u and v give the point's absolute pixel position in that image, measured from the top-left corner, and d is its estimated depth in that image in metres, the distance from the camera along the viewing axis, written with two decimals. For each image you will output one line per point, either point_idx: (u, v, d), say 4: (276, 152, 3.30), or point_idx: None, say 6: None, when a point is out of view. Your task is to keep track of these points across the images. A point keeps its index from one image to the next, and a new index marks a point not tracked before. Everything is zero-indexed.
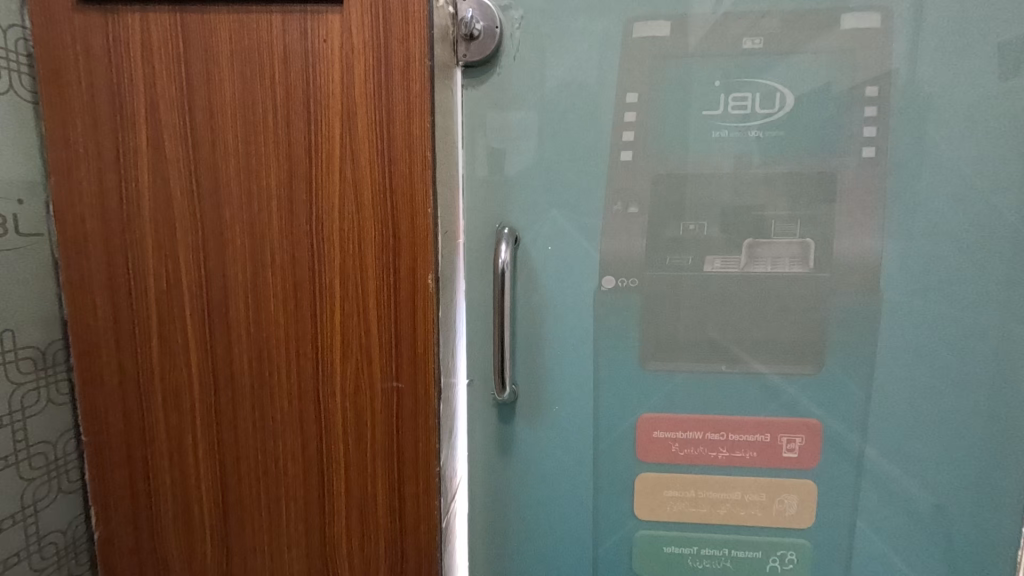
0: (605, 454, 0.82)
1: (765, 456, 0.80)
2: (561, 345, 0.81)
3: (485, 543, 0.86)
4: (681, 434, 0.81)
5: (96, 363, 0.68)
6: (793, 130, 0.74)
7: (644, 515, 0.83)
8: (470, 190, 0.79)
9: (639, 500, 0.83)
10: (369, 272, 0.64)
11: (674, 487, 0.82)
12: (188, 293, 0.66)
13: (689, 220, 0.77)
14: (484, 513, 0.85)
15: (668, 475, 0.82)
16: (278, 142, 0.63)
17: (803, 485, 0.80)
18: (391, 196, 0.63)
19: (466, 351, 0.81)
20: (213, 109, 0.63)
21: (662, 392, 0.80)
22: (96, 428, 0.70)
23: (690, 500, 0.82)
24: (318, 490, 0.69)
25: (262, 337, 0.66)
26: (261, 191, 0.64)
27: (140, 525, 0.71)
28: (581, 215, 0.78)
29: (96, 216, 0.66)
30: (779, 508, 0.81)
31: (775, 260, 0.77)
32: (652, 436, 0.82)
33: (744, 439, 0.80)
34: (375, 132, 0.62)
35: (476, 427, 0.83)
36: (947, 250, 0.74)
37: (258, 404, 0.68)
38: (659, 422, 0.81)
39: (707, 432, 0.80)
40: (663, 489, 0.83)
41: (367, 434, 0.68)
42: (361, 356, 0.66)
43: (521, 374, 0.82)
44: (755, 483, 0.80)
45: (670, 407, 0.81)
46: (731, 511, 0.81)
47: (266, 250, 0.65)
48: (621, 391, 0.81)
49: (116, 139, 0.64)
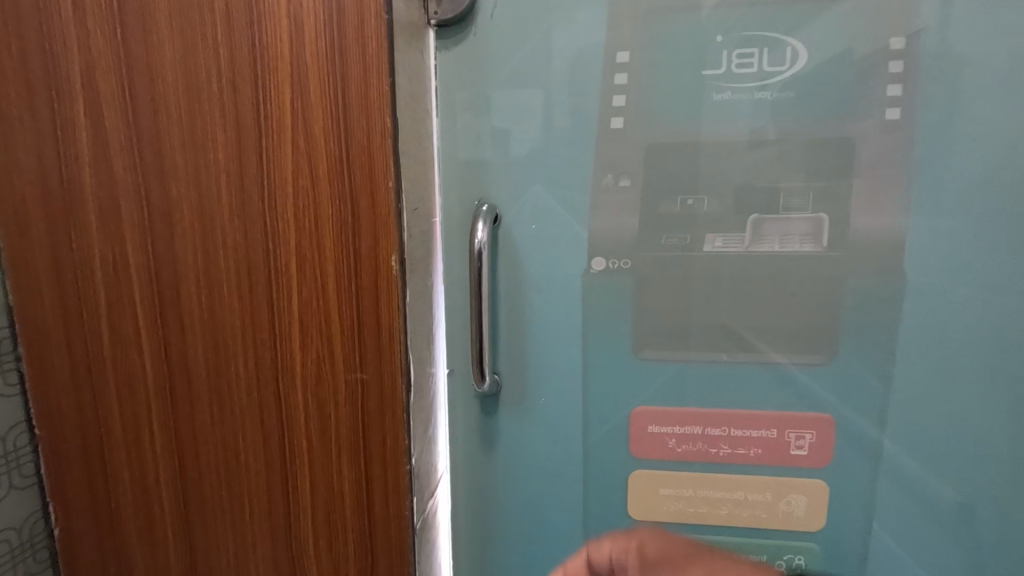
0: (595, 450, 0.76)
1: (771, 453, 0.73)
2: (548, 333, 0.74)
3: (470, 542, 0.81)
4: (679, 429, 0.74)
5: (48, 353, 0.65)
6: (806, 91, 0.66)
7: (638, 516, 0.77)
8: (446, 164, 0.72)
9: (633, 499, 0.77)
10: (327, 253, 0.58)
11: (671, 486, 0.76)
12: (137, 277, 0.61)
13: (688, 194, 0.69)
14: (468, 511, 0.80)
15: (664, 473, 0.75)
16: (223, 110, 0.57)
17: (814, 485, 0.73)
18: (349, 168, 0.57)
19: (445, 338, 0.75)
20: (153, 74, 0.57)
21: (657, 383, 0.74)
22: (51, 420, 0.66)
23: (688, 500, 0.75)
24: (282, 487, 0.64)
25: (216, 326, 0.61)
26: (208, 165, 0.58)
27: (99, 523, 0.68)
28: (568, 190, 0.71)
29: (38, 195, 0.61)
30: (786, 509, 0.74)
31: (784, 238, 0.69)
32: (647, 431, 0.75)
33: (748, 435, 0.73)
34: (329, 97, 0.55)
35: (457, 420, 0.78)
36: (980, 225, 0.66)
37: (216, 397, 0.63)
38: (655, 416, 0.74)
39: (707, 427, 0.73)
40: (658, 487, 0.76)
41: (332, 429, 0.62)
42: (322, 344, 0.60)
43: (505, 362, 0.76)
44: (759, 482, 0.74)
45: (666, 401, 0.74)
46: (733, 512, 0.75)
47: (217, 231, 0.59)
48: (614, 382, 0.75)
49: (54, 111, 0.59)
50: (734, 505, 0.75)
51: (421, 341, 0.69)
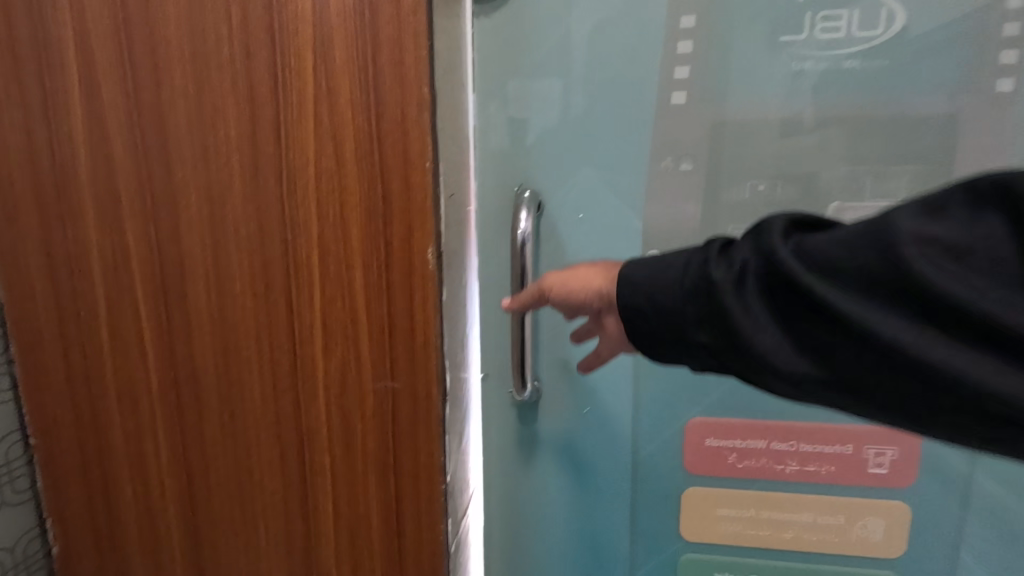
0: (644, 464, 0.69)
1: (844, 471, 0.65)
2: (594, 335, 0.66)
3: (503, 562, 0.74)
4: (739, 442, 0.66)
5: (42, 355, 0.58)
6: (902, 60, 0.56)
7: (691, 536, 0.70)
8: (484, 145, 0.64)
9: (685, 518, 0.69)
10: (354, 245, 0.51)
11: (729, 506, 0.68)
12: (139, 271, 0.54)
13: (757, 178, 0.61)
14: (502, 529, 0.73)
15: (721, 490, 0.68)
16: (235, 79, 0.49)
17: (894, 507, 0.65)
18: (379, 147, 0.49)
19: (480, 340, 0.68)
20: (155, 38, 0.49)
21: (717, 392, 0.66)
22: (47, 429, 0.60)
23: (747, 521, 0.68)
24: (301, 507, 0.57)
25: (227, 326, 0.54)
26: (218, 143, 0.51)
27: (100, 542, 0.62)
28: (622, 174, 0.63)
29: (28, 178, 0.54)
30: (859, 533, 0.67)
31: None
32: (704, 445, 0.67)
33: (819, 451, 0.65)
34: (357, 64, 0.48)
35: (491, 430, 0.71)
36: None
37: (227, 407, 0.56)
38: (713, 427, 0.67)
39: (772, 441, 0.66)
40: (714, 507, 0.68)
41: (358, 444, 0.55)
42: (347, 349, 0.53)
43: (546, 367, 0.68)
44: (829, 502, 0.66)
45: (727, 411, 0.66)
46: (797, 535, 0.67)
47: (228, 219, 0.52)
48: (668, 390, 0.67)
49: (44, 82, 0.52)
50: (800, 527, 0.67)
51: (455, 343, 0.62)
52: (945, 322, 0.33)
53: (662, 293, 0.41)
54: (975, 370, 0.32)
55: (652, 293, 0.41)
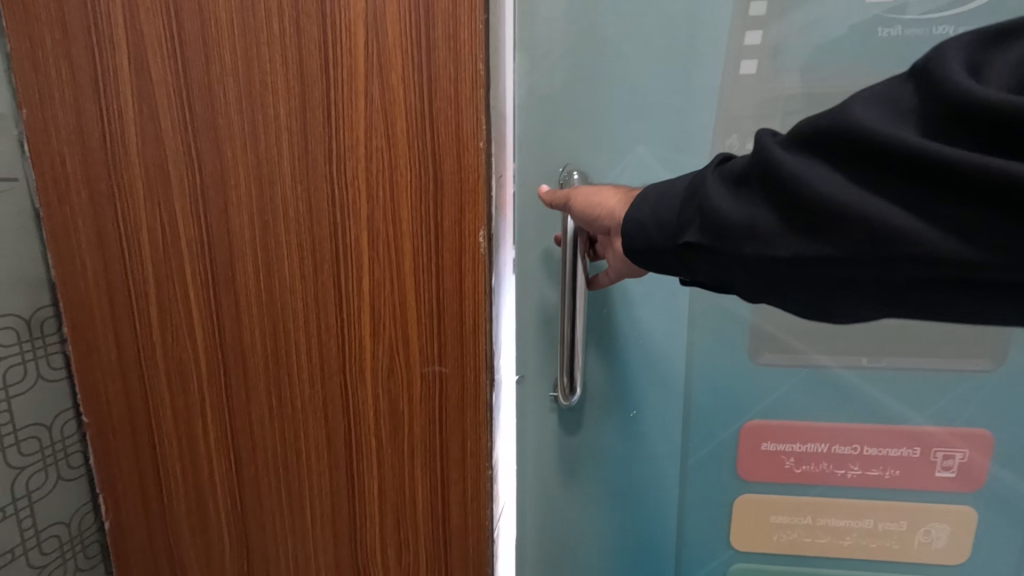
0: (695, 469, 0.68)
1: (909, 475, 0.64)
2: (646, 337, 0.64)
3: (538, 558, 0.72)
4: (798, 447, 0.65)
5: (93, 333, 0.58)
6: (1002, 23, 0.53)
7: (744, 547, 0.69)
8: (524, 121, 0.61)
9: (739, 525, 0.68)
10: (404, 227, 0.50)
11: (784, 513, 0.67)
12: (188, 252, 0.54)
13: None
14: (538, 523, 0.71)
15: (777, 497, 0.67)
16: (285, 55, 0.48)
17: (951, 503, 0.64)
18: (431, 125, 0.48)
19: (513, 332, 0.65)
20: (204, 13, 0.48)
21: (773, 394, 0.64)
22: (98, 406, 0.61)
23: (804, 529, 0.67)
24: (348, 490, 0.57)
25: (276, 308, 0.54)
26: (267, 121, 0.50)
27: (151, 518, 0.63)
28: (676, 157, 0.60)
29: (78, 157, 0.54)
30: (922, 539, 0.65)
31: None
32: (762, 450, 0.66)
33: (883, 455, 0.64)
34: (410, 38, 0.46)
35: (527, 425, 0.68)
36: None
37: (275, 390, 0.56)
38: (772, 433, 0.65)
39: (834, 445, 0.64)
40: (769, 514, 0.68)
41: (404, 427, 0.55)
42: (396, 333, 0.53)
43: (592, 363, 0.65)
44: (893, 509, 0.65)
45: (784, 415, 0.64)
46: (857, 542, 0.67)
47: (276, 199, 0.51)
48: (723, 393, 0.65)
49: (93, 59, 0.51)
50: (858, 533, 0.67)
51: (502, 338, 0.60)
52: (947, 203, 0.31)
53: (666, 210, 0.43)
54: (966, 248, 0.31)
55: (655, 212, 0.43)
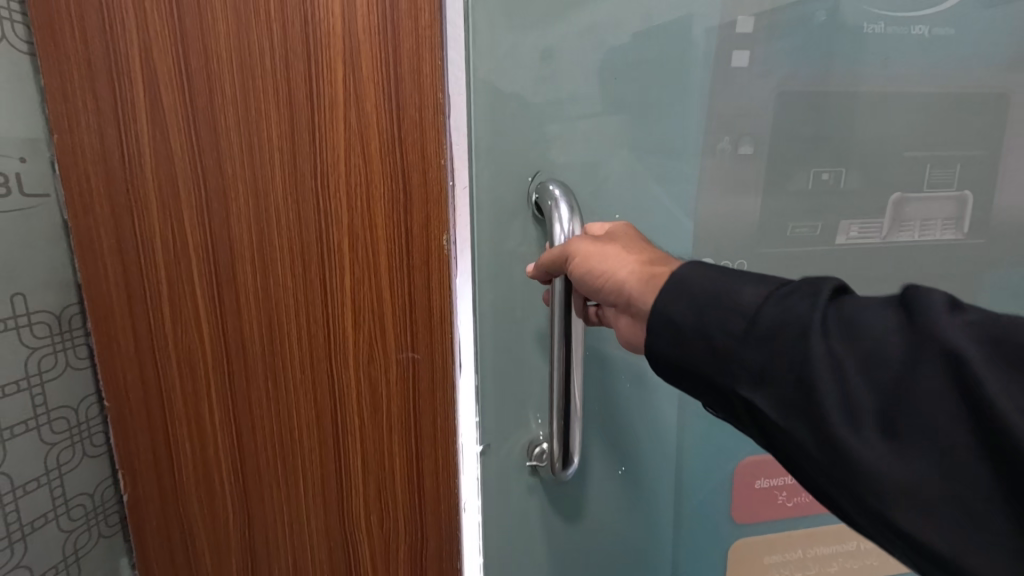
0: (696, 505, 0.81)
1: None
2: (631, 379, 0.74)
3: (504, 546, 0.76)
4: (784, 482, 0.83)
5: (114, 327, 0.67)
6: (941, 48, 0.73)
7: None
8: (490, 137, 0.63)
9: (741, 565, 0.85)
10: (379, 232, 0.58)
11: (779, 553, 0.86)
12: (196, 254, 0.63)
13: (825, 170, 0.75)
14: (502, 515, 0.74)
15: (774, 538, 0.85)
16: (276, 88, 0.56)
17: None
18: (400, 148, 0.56)
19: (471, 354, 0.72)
20: (209, 54, 0.57)
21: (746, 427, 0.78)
22: (117, 392, 0.69)
23: (796, 561, 0.87)
24: (335, 462, 0.66)
25: (271, 304, 0.62)
26: (261, 143, 0.58)
27: (164, 491, 0.71)
28: (633, 166, 0.68)
29: (101, 173, 0.63)
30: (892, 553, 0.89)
31: (924, 224, 0.79)
32: (759, 491, 0.83)
33: None
34: (381, 72, 0.54)
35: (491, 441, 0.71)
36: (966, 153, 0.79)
37: (270, 375, 0.65)
38: (764, 473, 0.82)
39: None
40: (768, 556, 0.86)
41: (383, 407, 0.63)
42: (374, 325, 0.61)
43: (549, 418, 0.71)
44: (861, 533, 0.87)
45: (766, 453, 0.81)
46: (840, 564, 0.89)
47: (270, 211, 0.60)
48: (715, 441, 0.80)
49: (114, 94, 0.60)
50: (843, 555, 0.89)
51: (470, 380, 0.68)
52: None
53: (724, 323, 0.42)
54: None
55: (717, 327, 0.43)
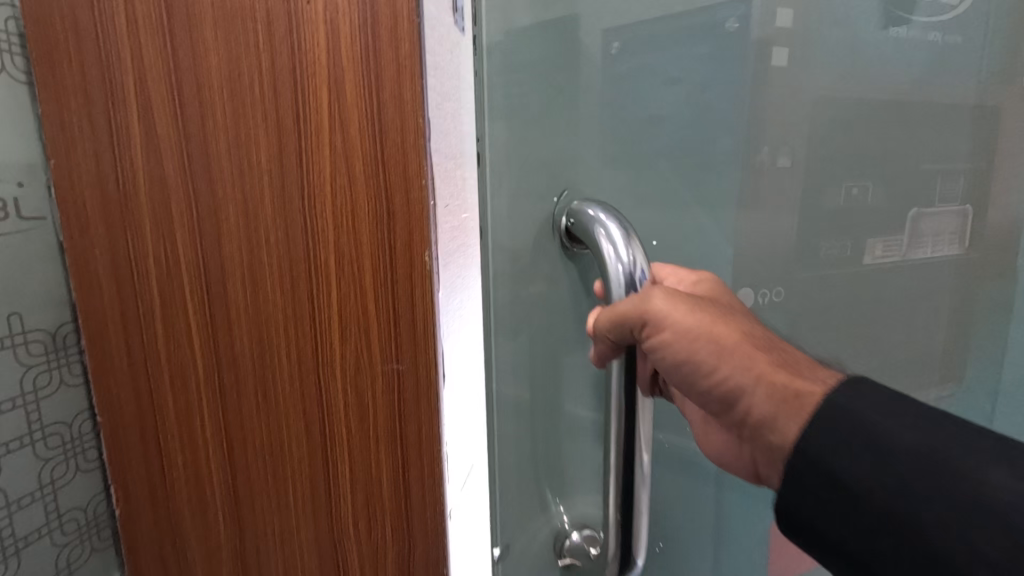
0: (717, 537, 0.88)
1: None
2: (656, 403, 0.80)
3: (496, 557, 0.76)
4: None
5: (109, 344, 0.69)
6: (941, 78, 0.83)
7: None
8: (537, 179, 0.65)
9: None
10: (364, 248, 0.61)
11: None
12: (188, 273, 0.65)
13: (851, 184, 0.81)
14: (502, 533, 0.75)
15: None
16: (265, 114, 0.60)
17: None
18: (383, 169, 0.59)
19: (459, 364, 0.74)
20: (200, 84, 0.60)
21: None
22: (112, 408, 0.71)
23: None
24: (323, 472, 0.68)
25: (261, 320, 0.65)
26: (251, 167, 0.61)
27: (156, 504, 0.73)
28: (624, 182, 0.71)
29: (96, 197, 0.65)
30: None
31: (934, 240, 0.89)
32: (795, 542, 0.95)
33: None
34: (364, 99, 0.57)
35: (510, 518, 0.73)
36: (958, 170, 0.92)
37: (260, 387, 0.67)
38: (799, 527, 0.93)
39: None
40: None
41: (370, 418, 0.65)
42: (360, 337, 0.63)
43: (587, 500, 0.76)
44: None
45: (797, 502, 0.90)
46: None
47: (260, 231, 0.62)
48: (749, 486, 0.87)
49: (109, 122, 0.63)
50: None
51: (506, 446, 0.72)
52: None
53: (984, 531, 0.39)
54: None
55: (941, 511, 0.41)
